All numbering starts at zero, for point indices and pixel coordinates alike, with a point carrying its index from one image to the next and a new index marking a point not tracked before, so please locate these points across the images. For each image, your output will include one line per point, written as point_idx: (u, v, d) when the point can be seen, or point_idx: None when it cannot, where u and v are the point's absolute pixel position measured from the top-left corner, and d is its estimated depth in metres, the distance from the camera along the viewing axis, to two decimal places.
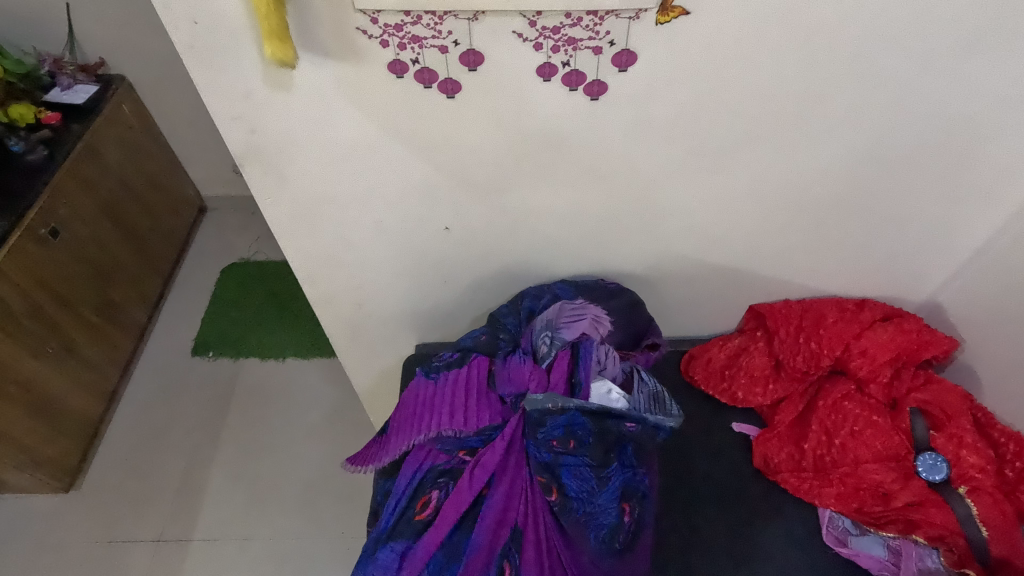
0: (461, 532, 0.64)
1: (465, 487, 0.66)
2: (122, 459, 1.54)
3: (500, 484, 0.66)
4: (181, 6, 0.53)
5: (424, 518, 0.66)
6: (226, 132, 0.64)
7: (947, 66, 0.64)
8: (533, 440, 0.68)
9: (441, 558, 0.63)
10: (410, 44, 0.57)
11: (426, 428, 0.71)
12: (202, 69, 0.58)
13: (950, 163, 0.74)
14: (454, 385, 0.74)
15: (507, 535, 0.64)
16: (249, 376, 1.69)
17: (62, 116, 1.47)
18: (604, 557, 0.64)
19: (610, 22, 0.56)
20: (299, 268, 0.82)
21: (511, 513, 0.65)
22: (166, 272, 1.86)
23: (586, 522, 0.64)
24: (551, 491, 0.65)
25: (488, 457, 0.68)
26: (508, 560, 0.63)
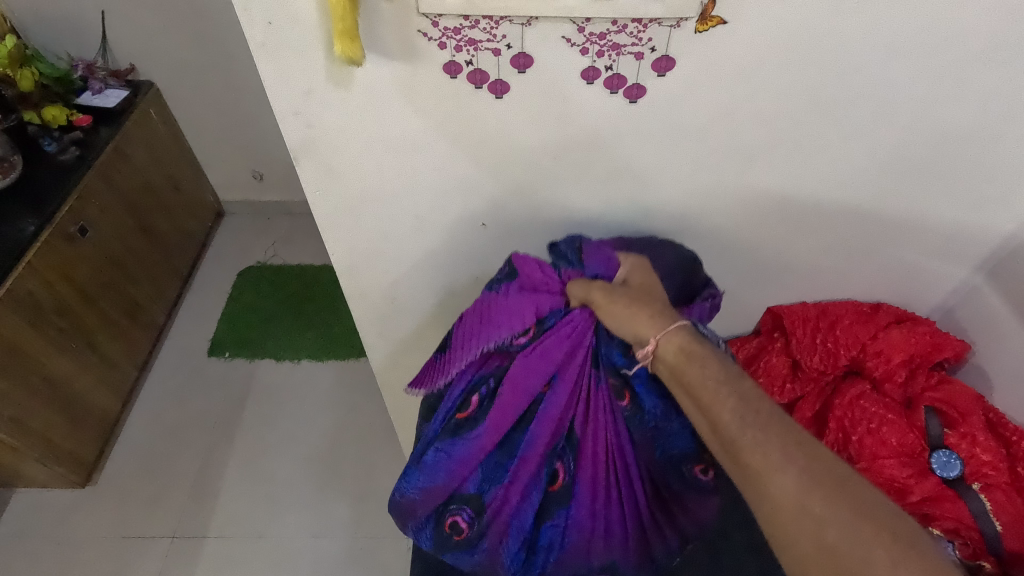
0: (515, 433, 0.69)
1: (524, 386, 0.69)
2: (140, 455, 1.56)
3: (562, 386, 0.69)
4: (258, 6, 0.58)
5: (472, 417, 0.69)
6: (284, 126, 0.68)
7: (969, 73, 0.68)
8: (607, 342, 0.69)
9: (495, 457, 0.69)
10: (465, 47, 0.61)
11: (483, 330, 0.70)
12: (271, 66, 0.62)
13: (965, 170, 0.78)
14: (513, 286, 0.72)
15: (562, 432, 0.70)
16: (265, 377, 1.71)
17: (92, 118, 1.51)
18: (664, 471, 0.68)
19: (653, 29, 0.61)
20: (337, 261, 0.86)
21: (569, 413, 0.70)
22: (184, 273, 1.88)
23: (652, 436, 0.68)
24: (624, 396, 0.68)
25: (551, 356, 0.69)
26: (563, 462, 0.69)
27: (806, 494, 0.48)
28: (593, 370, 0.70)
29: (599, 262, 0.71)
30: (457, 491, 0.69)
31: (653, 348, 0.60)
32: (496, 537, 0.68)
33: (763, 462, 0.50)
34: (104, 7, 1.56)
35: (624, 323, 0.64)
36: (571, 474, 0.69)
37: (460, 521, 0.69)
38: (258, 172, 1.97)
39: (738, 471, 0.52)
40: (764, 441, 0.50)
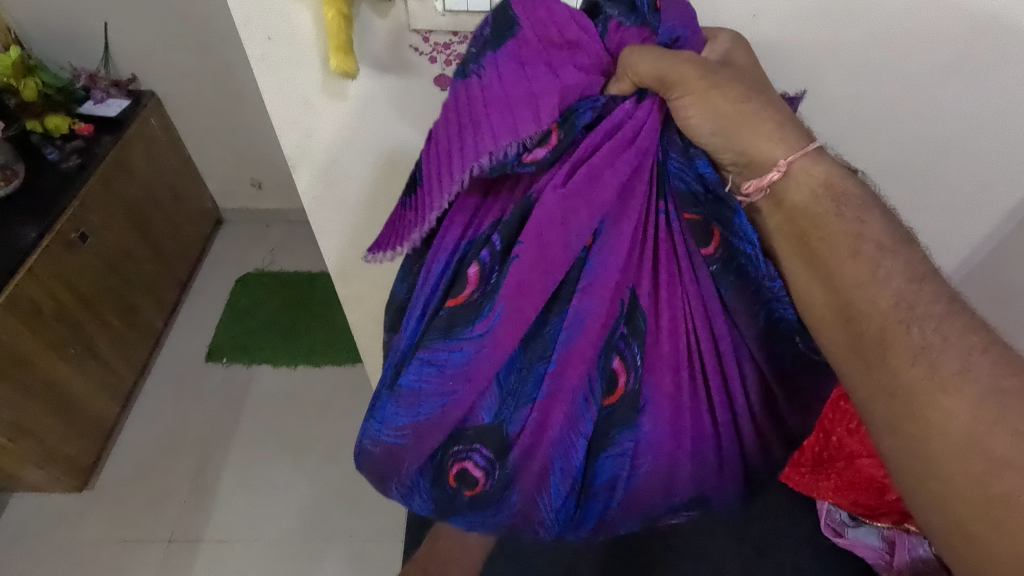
0: (549, 317, 0.50)
1: (560, 248, 0.48)
2: (137, 459, 1.57)
3: (617, 237, 0.49)
4: (257, 23, 0.61)
5: (475, 299, 0.50)
6: (282, 137, 0.71)
7: (943, 94, 0.69)
8: (680, 156, 0.48)
9: (521, 360, 0.52)
10: (455, 61, 0.65)
11: (479, 138, 0.47)
12: (268, 79, 0.65)
13: (943, 186, 0.78)
14: (519, 58, 0.48)
15: (620, 307, 0.51)
16: (262, 382, 1.73)
17: (94, 127, 1.54)
18: (773, 344, 0.52)
19: None
20: (333, 267, 0.88)
21: (626, 280, 0.51)
22: (183, 279, 1.91)
23: (761, 295, 0.49)
24: (711, 241, 0.49)
25: (597, 187, 0.47)
26: (625, 356, 0.52)
27: (987, 428, 0.38)
28: (660, 205, 0.50)
29: (682, 17, 0.49)
30: (466, 420, 0.54)
31: (784, 171, 0.46)
32: (531, 479, 0.55)
33: (933, 377, 0.40)
34: (107, 19, 1.59)
35: (720, 124, 0.46)
36: (634, 379, 0.52)
37: (472, 469, 0.55)
38: (257, 180, 2.00)
39: (886, 398, 0.42)
40: (938, 357, 0.41)
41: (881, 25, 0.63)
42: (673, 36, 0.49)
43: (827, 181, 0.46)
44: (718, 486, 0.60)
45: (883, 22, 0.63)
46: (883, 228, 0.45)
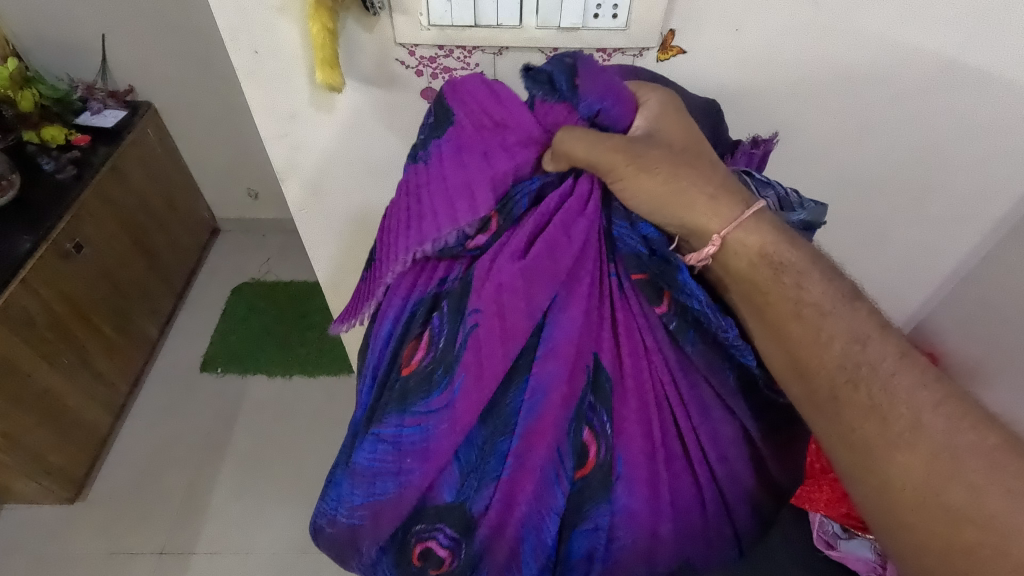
0: (509, 388, 0.52)
1: (515, 318, 0.52)
2: (130, 471, 1.56)
3: (570, 304, 0.53)
4: (244, 36, 0.64)
5: (431, 369, 0.53)
6: (271, 148, 0.75)
7: (910, 102, 0.75)
8: (624, 222, 0.54)
9: (482, 435, 0.52)
10: (441, 74, 0.69)
11: (428, 213, 0.56)
12: (256, 91, 0.68)
13: (909, 185, 0.85)
14: (458, 144, 0.57)
15: (584, 374, 0.52)
16: (256, 392, 1.72)
17: (90, 138, 1.54)
18: (739, 396, 0.54)
19: (617, 58, 0.69)
20: (322, 269, 0.92)
21: (587, 345, 0.53)
22: (178, 289, 1.90)
23: (720, 347, 0.53)
24: (662, 300, 0.53)
25: (552, 261, 0.53)
26: (594, 425, 0.51)
27: (943, 483, 0.38)
28: (609, 268, 0.55)
29: (604, 92, 0.55)
30: (426, 498, 0.53)
31: (719, 244, 0.49)
32: (498, 564, 0.52)
33: (886, 434, 0.40)
34: (105, 31, 1.56)
35: (654, 205, 0.51)
36: (606, 448, 0.51)
37: (436, 548, 0.53)
38: (252, 191, 1.99)
39: (845, 448, 0.42)
40: (888, 411, 0.41)
41: (862, 43, 0.69)
42: (594, 110, 0.55)
43: (765, 247, 0.48)
44: (712, 571, 0.55)
45: (851, 39, 0.69)
46: (826, 285, 0.46)
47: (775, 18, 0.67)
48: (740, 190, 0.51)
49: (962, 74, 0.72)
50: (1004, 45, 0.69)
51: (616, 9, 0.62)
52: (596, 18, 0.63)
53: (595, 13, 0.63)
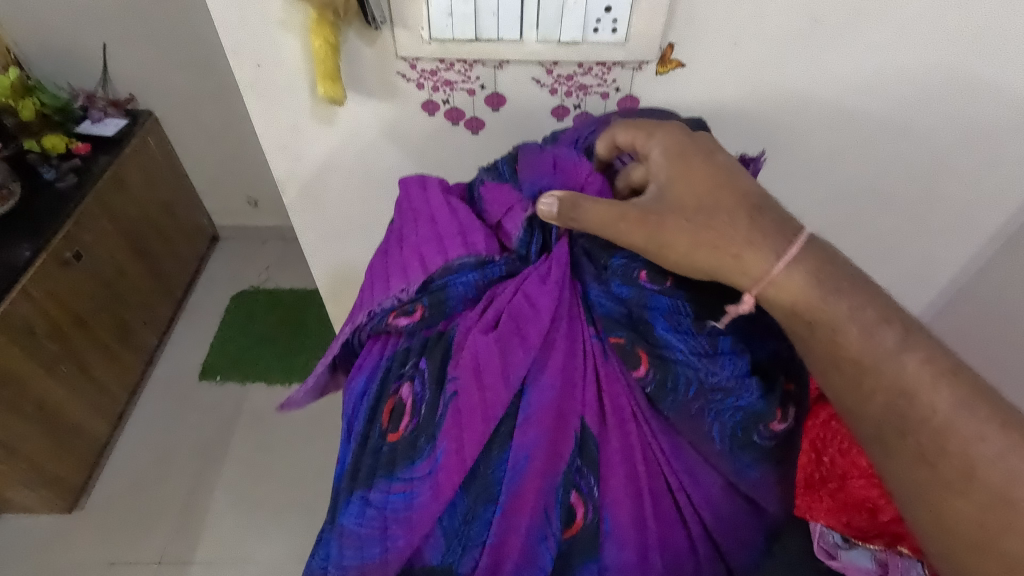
0: (491, 455, 0.52)
1: (495, 380, 0.53)
2: (128, 479, 1.55)
3: (548, 369, 0.54)
4: (248, 52, 0.65)
5: (415, 435, 0.53)
6: (272, 161, 0.76)
7: (907, 116, 0.76)
8: (598, 283, 0.57)
9: (466, 502, 0.51)
10: (442, 87, 0.70)
11: (369, 303, 0.61)
12: (258, 104, 0.70)
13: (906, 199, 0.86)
14: (402, 230, 0.65)
15: (572, 439, 0.53)
16: (255, 401, 1.71)
17: (92, 146, 1.54)
18: (733, 454, 0.54)
19: (616, 72, 0.70)
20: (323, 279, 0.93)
21: (571, 411, 0.54)
22: (177, 297, 1.90)
23: (702, 407, 0.53)
24: (640, 362, 0.53)
25: (527, 328, 0.55)
26: (581, 487, 0.52)
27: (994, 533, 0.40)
28: (590, 331, 0.57)
29: (540, 174, 0.61)
30: (413, 562, 0.51)
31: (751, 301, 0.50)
32: None
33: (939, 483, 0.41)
34: (106, 40, 1.56)
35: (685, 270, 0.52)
36: (594, 510, 0.52)
37: None
38: (252, 199, 1.98)
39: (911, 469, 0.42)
40: (940, 461, 0.41)
41: (856, 60, 0.70)
42: (537, 191, 0.61)
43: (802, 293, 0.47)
44: None
45: (844, 56, 0.70)
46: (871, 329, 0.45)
47: (772, 32, 0.68)
48: (773, 232, 0.50)
49: (955, 88, 0.73)
50: (995, 67, 0.71)
51: (615, 23, 0.63)
52: (595, 32, 0.64)
53: (595, 27, 0.63)
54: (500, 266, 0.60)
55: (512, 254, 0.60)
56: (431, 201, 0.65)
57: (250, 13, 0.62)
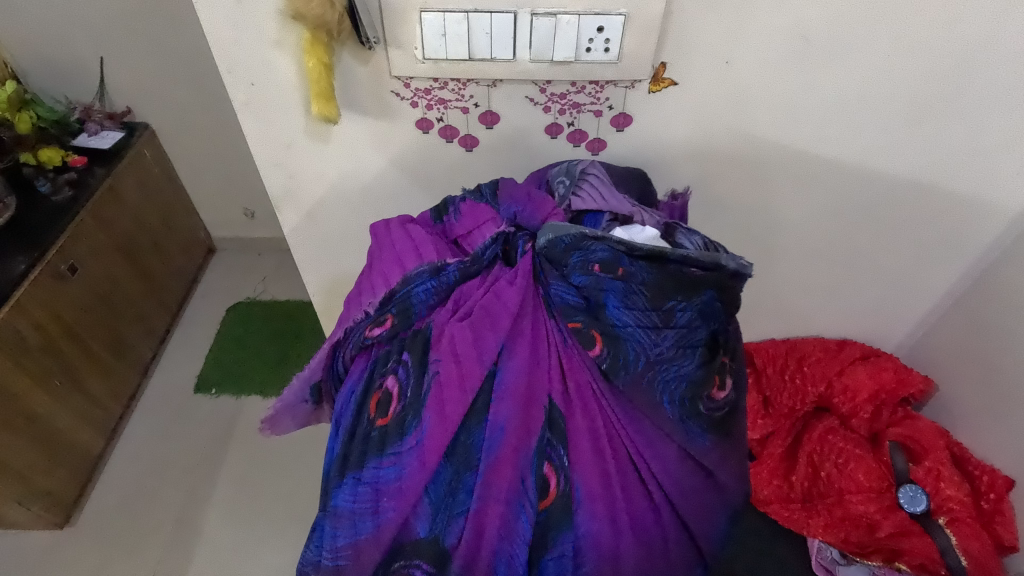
0: (470, 426, 0.53)
1: (469, 360, 0.54)
2: (121, 495, 1.53)
3: (517, 351, 0.55)
4: (242, 71, 0.67)
5: (402, 414, 0.53)
6: (267, 177, 0.79)
7: (898, 132, 0.77)
8: (560, 280, 0.59)
9: (449, 472, 0.52)
10: (436, 105, 0.71)
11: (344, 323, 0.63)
12: (252, 122, 0.72)
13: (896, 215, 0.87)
14: (373, 256, 0.67)
15: (540, 412, 0.53)
16: (251, 414, 1.69)
17: (87, 159, 1.49)
18: (684, 422, 0.54)
19: (609, 90, 0.70)
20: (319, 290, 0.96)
21: (539, 387, 0.54)
22: (173, 309, 1.87)
23: (653, 377, 0.54)
24: (594, 342, 0.55)
25: (493, 317, 0.57)
26: (552, 458, 0.52)
27: None
28: (549, 322, 0.58)
29: (517, 200, 0.66)
30: (402, 534, 0.51)
31: None
32: None
33: None
34: (104, 54, 1.52)
35: None
36: (565, 478, 0.51)
37: None
38: (249, 210, 1.94)
39: None
40: None
41: (845, 79, 0.71)
42: (512, 215, 0.65)
43: None
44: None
45: (835, 75, 0.71)
46: None
47: (764, 54, 0.68)
48: None
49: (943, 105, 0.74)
50: (983, 80, 0.71)
51: (608, 43, 0.64)
52: (588, 52, 0.64)
53: (588, 47, 0.64)
54: (454, 271, 0.61)
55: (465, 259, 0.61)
56: (391, 233, 0.66)
57: (246, 33, 0.64)
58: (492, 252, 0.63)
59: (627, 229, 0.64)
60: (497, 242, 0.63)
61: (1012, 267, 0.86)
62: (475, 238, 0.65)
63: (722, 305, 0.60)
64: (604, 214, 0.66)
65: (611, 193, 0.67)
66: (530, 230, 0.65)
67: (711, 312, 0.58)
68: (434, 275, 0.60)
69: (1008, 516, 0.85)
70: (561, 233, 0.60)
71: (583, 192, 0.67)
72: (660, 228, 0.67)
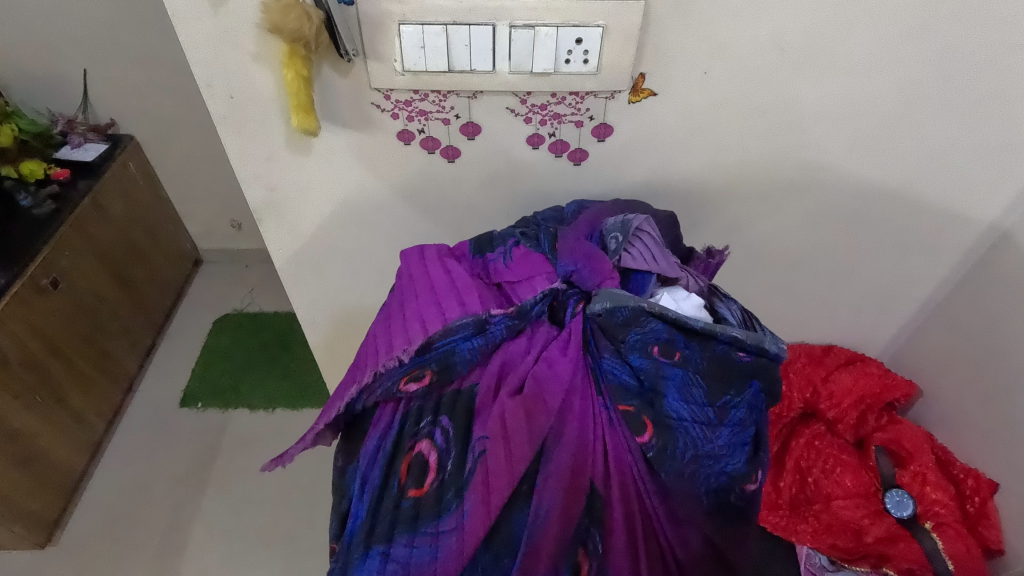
0: (513, 510, 0.50)
1: (518, 438, 0.52)
2: (105, 511, 1.46)
3: (567, 432, 0.54)
4: (220, 84, 0.67)
5: (440, 490, 0.51)
6: (248, 191, 0.79)
7: (883, 138, 0.77)
8: (613, 355, 0.57)
9: (484, 562, 0.48)
10: (417, 117, 0.71)
11: (374, 366, 0.58)
12: (232, 134, 0.72)
13: (881, 220, 0.88)
14: (407, 290, 0.65)
15: (583, 498, 0.51)
16: (238, 427, 1.61)
17: (70, 171, 1.45)
18: (715, 513, 0.53)
19: (589, 101, 0.71)
20: (305, 299, 0.95)
21: (586, 470, 0.52)
22: (159, 322, 1.80)
23: (696, 470, 0.52)
24: (644, 428, 0.53)
25: (546, 394, 0.55)
26: (587, 543, 0.49)
27: None
28: (598, 400, 0.56)
29: (576, 258, 0.63)
30: None
31: None
32: None
33: None
34: (86, 66, 1.47)
35: None
36: (597, 566, 0.49)
37: None
38: (236, 222, 1.88)
39: None
40: None
41: (827, 86, 0.72)
42: (568, 272, 0.63)
43: None
44: None
45: (813, 84, 0.72)
46: None
47: (740, 62, 0.69)
48: None
49: (920, 110, 0.74)
50: (968, 79, 0.71)
51: (586, 54, 0.64)
52: (568, 63, 0.65)
53: (566, 58, 0.64)
54: (501, 326, 0.59)
55: (513, 313, 0.60)
56: (431, 271, 0.65)
57: (224, 48, 0.64)
58: (540, 308, 0.62)
59: (672, 295, 0.63)
60: (547, 298, 0.62)
61: (998, 270, 0.87)
62: (523, 288, 0.64)
63: (768, 396, 0.57)
64: (654, 275, 0.64)
65: (663, 254, 0.65)
66: (582, 290, 0.63)
67: (757, 404, 0.56)
68: (478, 332, 0.59)
69: (994, 520, 0.87)
70: (620, 302, 0.59)
71: (634, 250, 0.64)
72: (702, 291, 0.67)
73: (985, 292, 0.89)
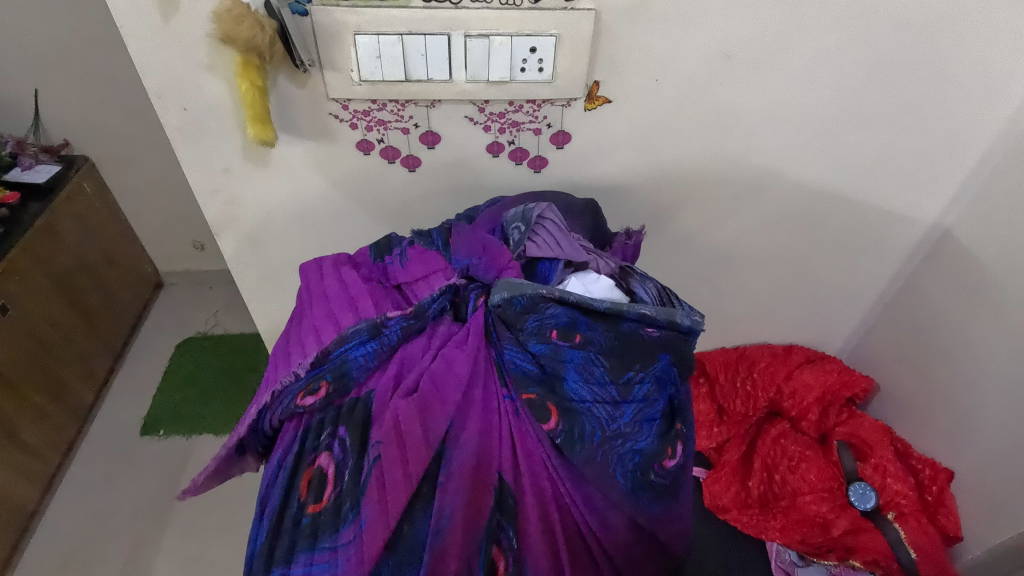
0: (413, 513, 0.49)
1: (416, 439, 0.51)
2: (58, 548, 1.38)
3: (468, 426, 0.54)
4: (173, 96, 0.67)
5: (338, 502, 0.49)
6: (205, 206, 0.78)
7: (822, 140, 0.81)
8: (514, 345, 0.58)
9: (390, 567, 0.47)
10: (376, 127, 0.72)
11: (272, 386, 0.58)
12: (186, 147, 0.71)
13: (828, 220, 0.91)
14: (301, 303, 0.65)
15: (490, 494, 0.51)
16: (202, 452, 1.56)
17: (20, 194, 1.39)
18: (636, 494, 0.53)
19: (547, 109, 0.72)
20: (270, 313, 0.94)
21: (491, 464, 0.52)
22: (116, 348, 1.73)
23: (607, 452, 0.53)
24: (550, 415, 0.54)
25: (444, 392, 0.55)
26: (500, 539, 0.49)
27: None
28: (502, 391, 0.57)
29: (471, 251, 0.65)
30: None
31: None
32: None
33: None
34: (39, 85, 1.43)
35: None
36: (514, 561, 0.49)
37: None
38: (199, 242, 1.83)
39: None
40: None
41: (772, 92, 0.75)
42: (464, 267, 0.64)
43: None
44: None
45: (752, 94, 0.75)
46: None
47: (689, 73, 0.72)
48: None
49: (852, 116, 0.78)
50: (906, 80, 0.75)
51: (541, 62, 0.66)
52: (523, 71, 0.66)
53: (521, 67, 0.66)
54: (397, 327, 0.59)
55: (409, 313, 0.60)
56: (325, 283, 0.65)
57: (177, 58, 0.64)
58: (438, 306, 0.62)
59: (581, 278, 0.64)
60: (445, 294, 0.63)
61: (943, 266, 0.91)
62: (421, 288, 0.65)
63: (678, 368, 0.59)
64: (560, 261, 0.64)
65: (567, 239, 0.66)
66: (482, 283, 0.64)
67: (667, 376, 0.59)
68: (373, 336, 0.58)
69: (950, 507, 0.90)
70: (516, 291, 0.59)
71: (539, 238, 0.66)
72: (615, 273, 0.66)
73: (934, 287, 0.93)
